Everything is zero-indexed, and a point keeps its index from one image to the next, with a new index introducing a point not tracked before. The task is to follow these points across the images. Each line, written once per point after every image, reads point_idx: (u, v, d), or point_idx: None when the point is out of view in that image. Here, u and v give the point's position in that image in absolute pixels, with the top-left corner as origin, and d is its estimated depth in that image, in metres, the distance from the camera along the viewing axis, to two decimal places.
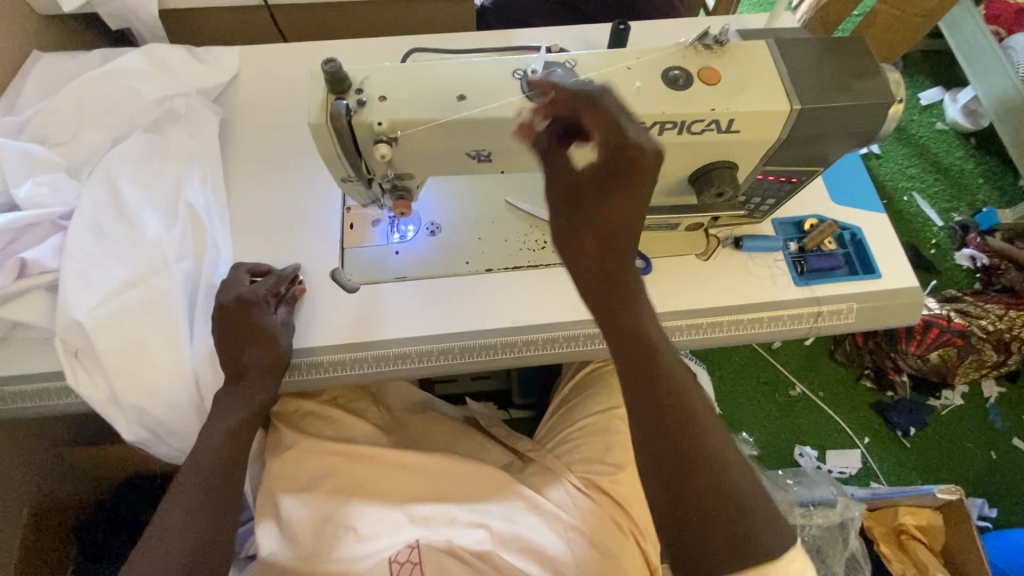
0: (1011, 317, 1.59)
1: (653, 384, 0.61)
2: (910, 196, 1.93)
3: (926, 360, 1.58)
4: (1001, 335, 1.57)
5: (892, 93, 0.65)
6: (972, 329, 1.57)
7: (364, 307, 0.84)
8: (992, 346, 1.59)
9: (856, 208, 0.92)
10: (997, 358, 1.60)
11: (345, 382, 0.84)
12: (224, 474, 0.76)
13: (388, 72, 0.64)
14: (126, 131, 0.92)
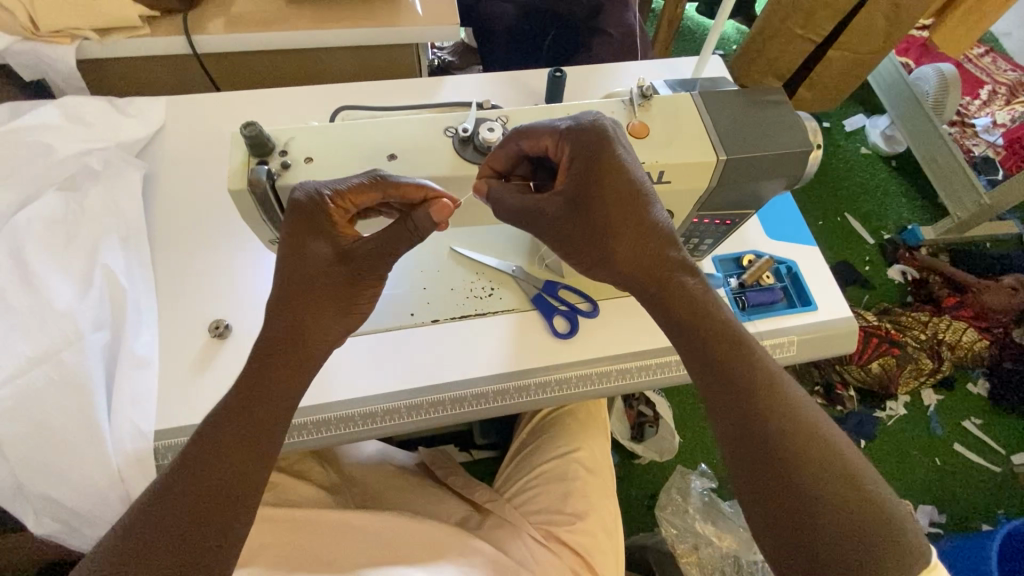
0: (935, 328, 1.74)
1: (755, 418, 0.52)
2: (843, 217, 2.04)
3: (867, 368, 1.67)
4: (932, 343, 1.71)
5: (810, 140, 0.68)
6: (906, 339, 1.71)
7: None
8: (926, 355, 1.71)
9: (790, 243, 0.95)
10: (934, 365, 1.70)
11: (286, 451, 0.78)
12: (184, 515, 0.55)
13: (314, 132, 0.62)
14: (38, 190, 0.86)
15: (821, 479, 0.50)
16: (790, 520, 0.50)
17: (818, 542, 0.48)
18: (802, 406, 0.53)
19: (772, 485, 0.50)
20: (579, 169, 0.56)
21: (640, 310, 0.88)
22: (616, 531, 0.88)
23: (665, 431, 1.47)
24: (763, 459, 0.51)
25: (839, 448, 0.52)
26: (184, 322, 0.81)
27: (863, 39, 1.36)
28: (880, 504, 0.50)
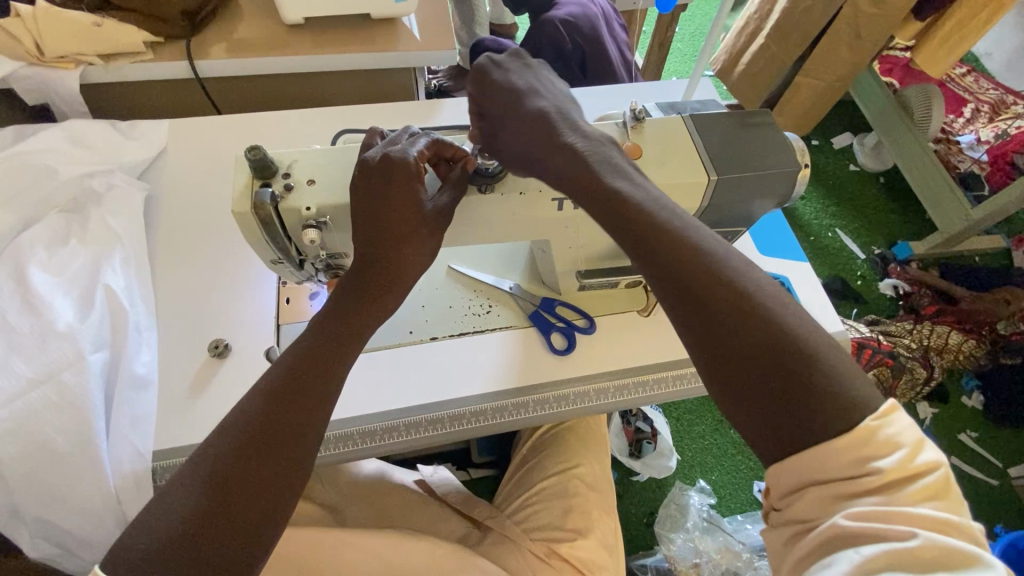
0: (922, 335, 1.74)
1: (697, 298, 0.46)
2: (834, 233, 2.08)
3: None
4: (921, 352, 1.69)
5: (798, 160, 0.70)
6: (898, 350, 1.68)
7: None
8: (920, 364, 1.69)
9: (782, 259, 0.97)
10: (926, 374, 1.69)
11: None
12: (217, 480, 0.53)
13: (316, 155, 0.64)
14: (41, 213, 0.88)
15: (744, 324, 0.45)
16: (718, 372, 0.46)
17: (749, 393, 0.44)
18: (714, 253, 0.48)
19: (699, 341, 0.46)
20: (491, 99, 0.63)
21: (636, 326, 0.89)
22: (616, 547, 0.88)
23: (664, 448, 1.47)
24: (682, 315, 0.47)
25: (760, 290, 0.46)
26: (185, 342, 0.82)
27: (832, 64, 1.55)
28: (811, 343, 0.44)
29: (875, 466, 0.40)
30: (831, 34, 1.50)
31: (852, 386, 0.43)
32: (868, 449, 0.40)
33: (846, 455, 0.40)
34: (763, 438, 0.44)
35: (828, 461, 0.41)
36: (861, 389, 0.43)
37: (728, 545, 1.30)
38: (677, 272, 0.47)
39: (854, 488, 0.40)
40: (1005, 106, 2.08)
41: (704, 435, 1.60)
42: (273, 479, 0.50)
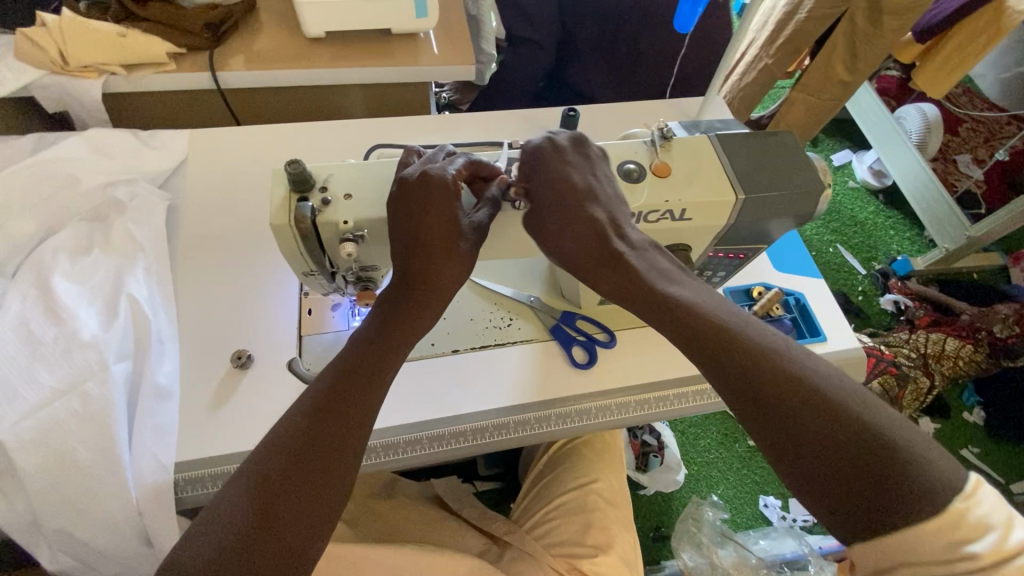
0: (917, 342, 1.72)
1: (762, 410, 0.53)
2: (836, 248, 2.10)
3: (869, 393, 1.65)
4: (922, 358, 1.69)
5: (822, 180, 0.72)
6: (900, 357, 1.68)
7: None
8: (921, 371, 1.68)
9: (797, 275, 0.98)
10: (928, 383, 1.68)
11: None
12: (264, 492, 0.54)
13: (352, 170, 0.65)
14: (62, 221, 0.87)
15: (825, 430, 0.50)
16: (804, 477, 0.50)
17: (833, 490, 0.48)
18: (767, 343, 0.55)
19: (783, 447, 0.51)
20: (539, 189, 0.64)
21: (655, 341, 0.90)
22: (636, 562, 0.88)
23: (670, 462, 1.47)
24: (761, 418, 0.53)
25: (840, 396, 0.51)
26: (207, 352, 0.82)
27: (828, 82, 1.52)
28: (892, 441, 0.48)
29: (969, 551, 0.44)
30: (828, 48, 1.47)
31: (937, 471, 0.47)
32: (961, 531, 0.45)
33: (944, 542, 0.44)
34: (852, 528, 0.47)
35: (912, 540, 0.45)
36: (943, 473, 0.47)
37: (742, 555, 1.31)
38: (759, 385, 0.53)
39: (936, 561, 0.44)
40: (999, 128, 2.11)
41: (710, 449, 1.60)
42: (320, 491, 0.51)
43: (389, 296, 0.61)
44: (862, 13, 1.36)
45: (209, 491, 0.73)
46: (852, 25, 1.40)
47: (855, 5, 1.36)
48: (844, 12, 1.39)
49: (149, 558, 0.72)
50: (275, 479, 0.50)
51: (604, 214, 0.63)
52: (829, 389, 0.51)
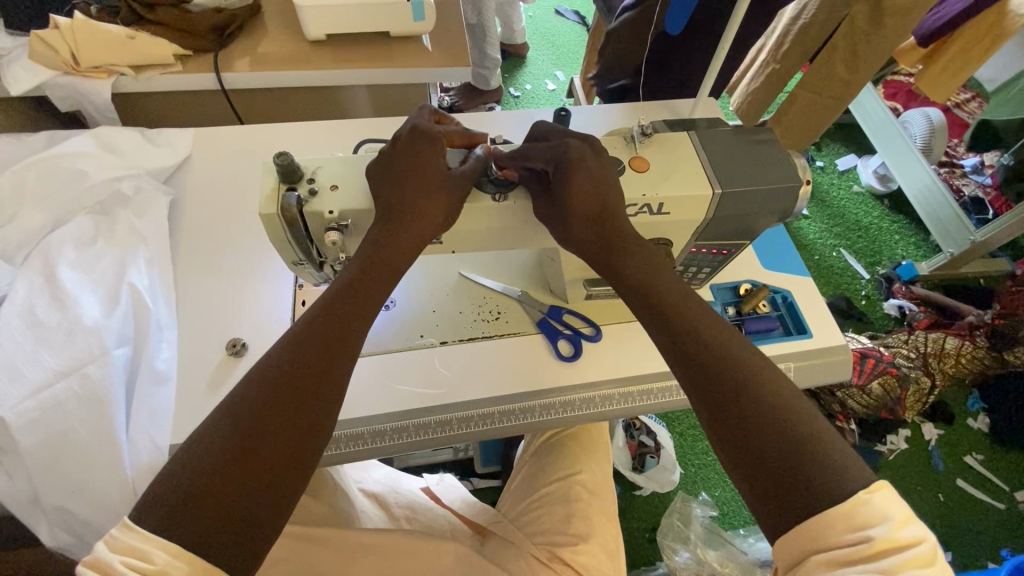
0: (917, 341, 1.73)
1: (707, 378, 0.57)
2: (837, 252, 2.10)
3: (868, 393, 1.64)
4: (923, 359, 1.69)
5: (800, 176, 0.73)
6: (900, 360, 1.68)
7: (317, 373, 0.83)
8: (921, 372, 1.68)
9: (786, 273, 0.99)
10: (930, 383, 1.68)
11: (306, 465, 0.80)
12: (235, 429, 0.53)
13: (339, 163, 0.68)
14: (70, 214, 0.91)
15: (760, 413, 0.52)
16: (729, 458, 0.53)
17: (750, 474, 0.51)
18: (721, 331, 0.60)
19: (720, 431, 0.54)
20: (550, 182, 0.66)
21: (642, 335, 0.91)
22: (617, 554, 0.89)
23: (666, 462, 1.49)
24: (704, 400, 0.56)
25: (773, 389, 0.54)
26: (203, 340, 0.85)
27: (827, 82, 1.52)
28: (816, 437, 0.50)
29: (844, 534, 0.45)
30: (829, 49, 1.46)
31: (849, 461, 0.49)
32: (858, 519, 0.45)
33: (844, 523, 0.45)
34: (764, 515, 0.49)
35: (813, 524, 0.46)
36: (858, 471, 0.48)
37: (734, 553, 1.32)
38: (703, 377, 0.57)
39: (834, 542, 0.45)
40: None
41: (708, 451, 1.60)
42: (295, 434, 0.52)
43: (351, 280, 0.61)
44: (862, 16, 1.36)
45: None
46: (853, 27, 1.39)
47: (854, 11, 1.36)
48: (844, 16, 1.38)
49: None
50: (255, 408, 0.51)
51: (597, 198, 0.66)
52: (771, 384, 0.55)
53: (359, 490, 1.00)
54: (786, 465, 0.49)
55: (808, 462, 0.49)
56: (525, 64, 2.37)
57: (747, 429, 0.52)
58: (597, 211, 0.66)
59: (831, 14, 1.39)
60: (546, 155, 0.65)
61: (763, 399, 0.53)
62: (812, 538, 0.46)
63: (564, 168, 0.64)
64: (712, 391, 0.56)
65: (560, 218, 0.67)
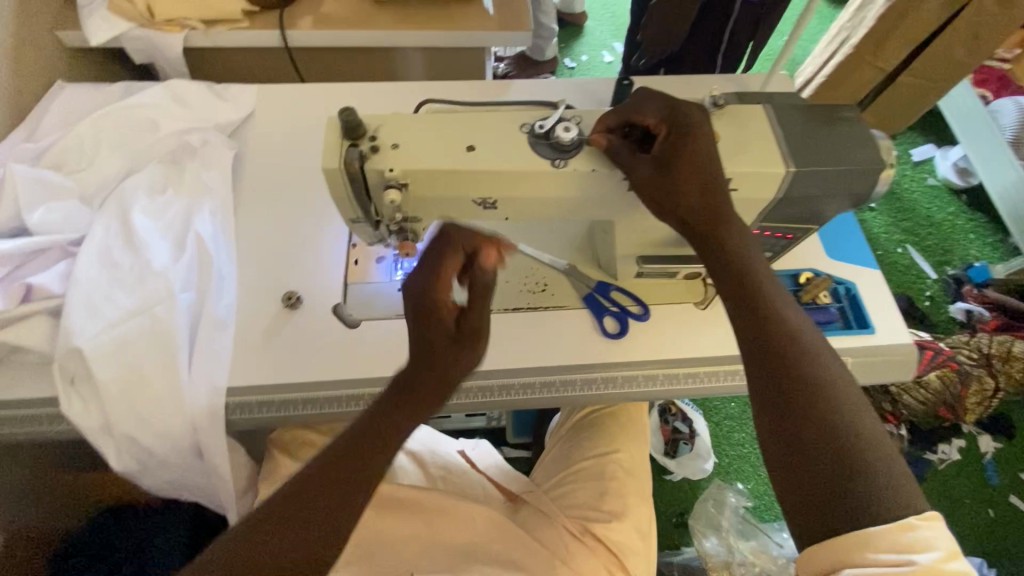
0: (980, 342, 1.62)
1: (775, 370, 0.55)
2: (904, 249, 1.97)
3: (926, 385, 1.57)
4: (987, 359, 1.59)
5: (883, 159, 0.68)
6: (960, 357, 1.60)
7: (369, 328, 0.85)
8: (984, 373, 1.59)
9: (851, 264, 0.94)
10: (994, 386, 1.58)
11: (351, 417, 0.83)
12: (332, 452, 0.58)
13: (401, 122, 0.68)
14: (142, 162, 0.95)
15: (826, 419, 0.52)
16: (779, 460, 0.53)
17: (799, 482, 0.51)
18: (798, 326, 0.58)
19: (774, 431, 0.54)
20: (670, 144, 0.63)
21: (691, 318, 0.89)
22: (650, 534, 0.90)
23: (701, 450, 1.46)
24: (769, 397, 0.55)
25: (847, 401, 0.53)
26: (261, 291, 0.88)
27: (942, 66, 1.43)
28: (878, 455, 0.50)
29: (882, 555, 0.46)
30: (946, 33, 1.34)
31: (905, 488, 0.49)
32: (899, 542, 0.47)
33: (887, 543, 0.47)
34: (802, 520, 0.51)
35: (853, 542, 0.47)
36: (912, 496, 0.49)
37: (766, 547, 1.31)
38: (774, 375, 0.55)
39: (871, 560, 0.46)
40: None
41: (744, 443, 1.56)
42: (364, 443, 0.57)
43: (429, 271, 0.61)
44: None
45: (257, 415, 0.80)
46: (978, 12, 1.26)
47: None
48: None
49: (201, 471, 0.81)
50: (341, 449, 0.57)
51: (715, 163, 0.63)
52: (845, 397, 0.54)
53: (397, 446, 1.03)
54: (840, 476, 0.50)
55: (864, 478, 0.49)
56: (582, 34, 2.29)
57: (808, 431, 0.52)
58: (698, 187, 0.63)
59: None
60: (662, 115, 0.64)
61: (828, 406, 0.53)
62: (849, 552, 0.47)
63: (682, 126, 0.63)
64: (777, 384, 0.55)
65: (666, 182, 0.63)
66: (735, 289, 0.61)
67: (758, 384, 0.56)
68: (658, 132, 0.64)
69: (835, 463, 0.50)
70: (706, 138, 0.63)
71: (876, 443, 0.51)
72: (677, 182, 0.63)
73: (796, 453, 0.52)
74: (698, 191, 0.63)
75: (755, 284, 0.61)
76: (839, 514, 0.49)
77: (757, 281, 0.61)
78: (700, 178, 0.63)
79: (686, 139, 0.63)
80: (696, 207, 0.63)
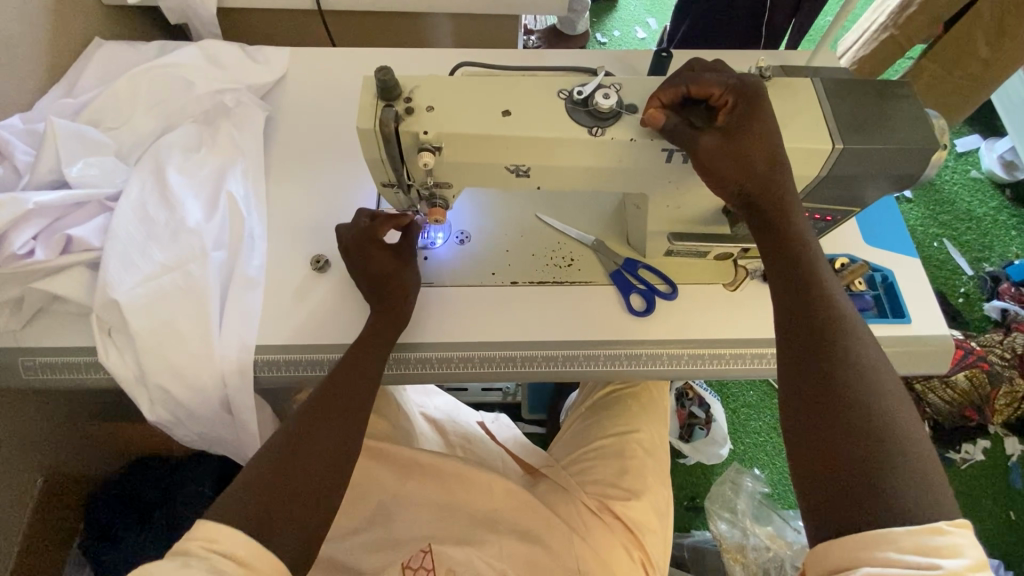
0: (1014, 342, 1.57)
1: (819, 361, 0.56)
2: (940, 242, 1.90)
3: (954, 385, 1.53)
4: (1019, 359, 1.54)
5: (937, 139, 0.65)
6: (991, 356, 1.55)
7: None
8: (1017, 373, 1.54)
9: (889, 252, 0.91)
10: None
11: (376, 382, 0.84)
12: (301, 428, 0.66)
13: (436, 84, 0.67)
14: (177, 121, 0.96)
15: (864, 416, 0.52)
16: (806, 440, 0.53)
17: (822, 465, 0.51)
18: (852, 325, 0.57)
19: (805, 411, 0.54)
20: (737, 120, 0.62)
21: (719, 299, 0.87)
22: (666, 513, 0.91)
23: (716, 436, 1.45)
24: (808, 378, 0.56)
25: (889, 399, 0.53)
26: (291, 253, 0.88)
27: (963, 59, 1.34)
28: (912, 460, 0.49)
29: (900, 556, 0.44)
30: (971, 17, 1.27)
31: (935, 492, 0.48)
32: (922, 544, 0.45)
33: (909, 543, 0.45)
34: (817, 506, 0.50)
35: (871, 537, 0.46)
36: (944, 505, 0.48)
37: (781, 535, 1.30)
38: (816, 358, 0.56)
39: (890, 560, 0.44)
40: None
41: (761, 431, 1.55)
42: (338, 446, 0.66)
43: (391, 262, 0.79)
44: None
45: (283, 374, 0.82)
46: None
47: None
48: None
49: (229, 426, 0.83)
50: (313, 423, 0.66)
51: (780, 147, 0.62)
52: (888, 395, 0.53)
53: (421, 413, 1.04)
54: (868, 472, 0.49)
55: (893, 477, 0.48)
56: (615, 9, 2.23)
57: (843, 424, 0.52)
58: (765, 169, 0.62)
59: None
60: (729, 85, 0.62)
61: (868, 404, 0.52)
62: (864, 546, 0.46)
63: (750, 102, 0.61)
64: (817, 375, 0.55)
65: (728, 158, 0.61)
66: (789, 280, 0.61)
67: (798, 371, 0.56)
68: (723, 103, 0.62)
69: (866, 459, 0.50)
70: (771, 117, 0.62)
71: (914, 449, 0.50)
72: (740, 163, 0.62)
73: (826, 442, 0.52)
74: (759, 173, 0.62)
75: (812, 279, 0.61)
76: (859, 507, 0.48)
77: (815, 276, 0.61)
78: (763, 160, 0.62)
79: (755, 117, 0.61)
80: (758, 194, 0.63)
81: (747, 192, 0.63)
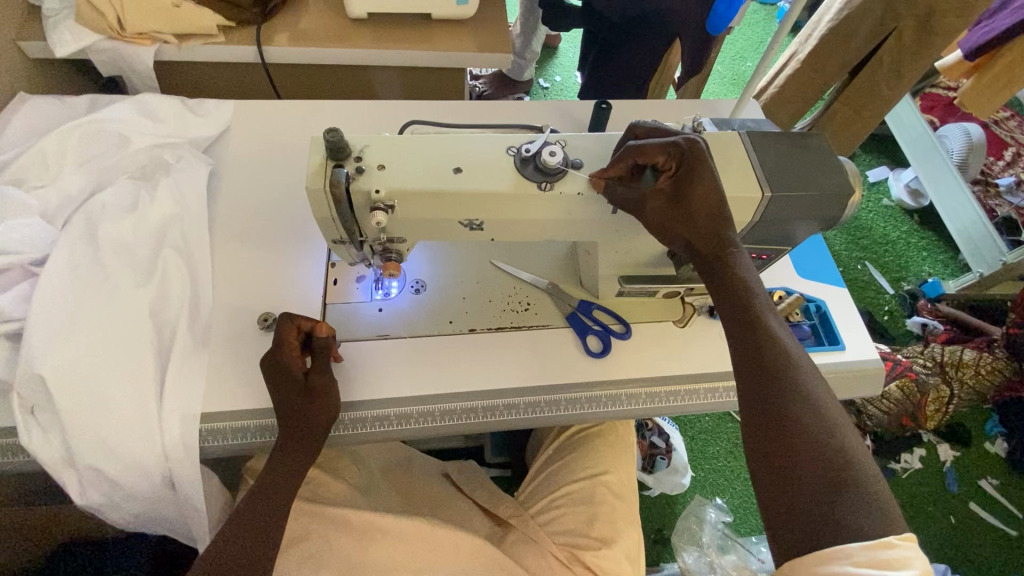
0: (933, 351, 1.72)
1: (765, 389, 0.58)
2: (864, 265, 2.06)
3: (888, 396, 1.63)
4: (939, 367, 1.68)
5: (851, 185, 0.72)
6: (916, 365, 1.69)
7: (350, 348, 0.85)
8: (939, 380, 1.67)
9: (820, 284, 0.98)
10: (950, 393, 1.66)
11: (334, 443, 0.81)
12: (231, 526, 0.70)
13: (386, 144, 0.68)
14: (111, 178, 0.92)
15: (811, 439, 0.54)
16: (765, 468, 0.55)
17: (782, 491, 0.53)
18: (795, 352, 0.61)
19: (760, 440, 0.57)
20: (681, 180, 0.66)
21: (671, 336, 0.90)
22: (637, 557, 0.90)
23: (677, 464, 1.47)
24: (761, 409, 0.58)
25: (836, 424, 0.55)
26: (238, 312, 0.85)
27: (870, 99, 1.50)
28: (861, 476, 0.51)
29: (856, 569, 0.46)
30: (873, 64, 1.44)
31: (886, 509, 0.50)
32: (874, 557, 0.46)
33: (863, 557, 0.46)
34: (779, 527, 0.52)
35: (828, 552, 0.47)
36: (891, 519, 0.49)
37: (742, 563, 1.35)
38: (768, 389, 0.58)
39: (846, 571, 0.46)
40: None
41: (720, 456, 1.59)
42: (257, 537, 0.70)
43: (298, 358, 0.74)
44: (910, 31, 1.34)
45: (231, 442, 0.77)
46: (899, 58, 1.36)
47: (895, 19, 1.34)
48: (891, 30, 1.36)
49: (172, 502, 0.77)
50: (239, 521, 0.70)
51: (719, 194, 0.66)
52: (838, 423, 0.55)
53: (383, 471, 1.00)
54: (825, 492, 0.51)
55: (844, 495, 0.50)
56: (556, 55, 2.35)
57: (793, 448, 0.54)
58: (707, 220, 0.67)
59: (878, 29, 1.37)
60: (669, 152, 0.65)
61: (815, 425, 0.55)
62: (820, 564, 0.47)
63: (689, 163, 0.65)
64: (765, 401, 0.58)
65: (678, 214, 0.67)
66: (735, 314, 0.65)
67: (749, 400, 0.59)
68: (666, 168, 0.66)
69: (818, 478, 0.52)
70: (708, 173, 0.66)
71: (864, 466, 0.52)
72: (682, 210, 0.67)
73: (780, 465, 0.54)
74: (703, 219, 0.67)
75: (757, 311, 0.64)
76: (816, 528, 0.50)
77: (762, 308, 0.64)
78: (702, 211, 0.67)
79: (696, 175, 0.65)
80: (698, 238, 0.68)
81: (692, 240, 0.68)
